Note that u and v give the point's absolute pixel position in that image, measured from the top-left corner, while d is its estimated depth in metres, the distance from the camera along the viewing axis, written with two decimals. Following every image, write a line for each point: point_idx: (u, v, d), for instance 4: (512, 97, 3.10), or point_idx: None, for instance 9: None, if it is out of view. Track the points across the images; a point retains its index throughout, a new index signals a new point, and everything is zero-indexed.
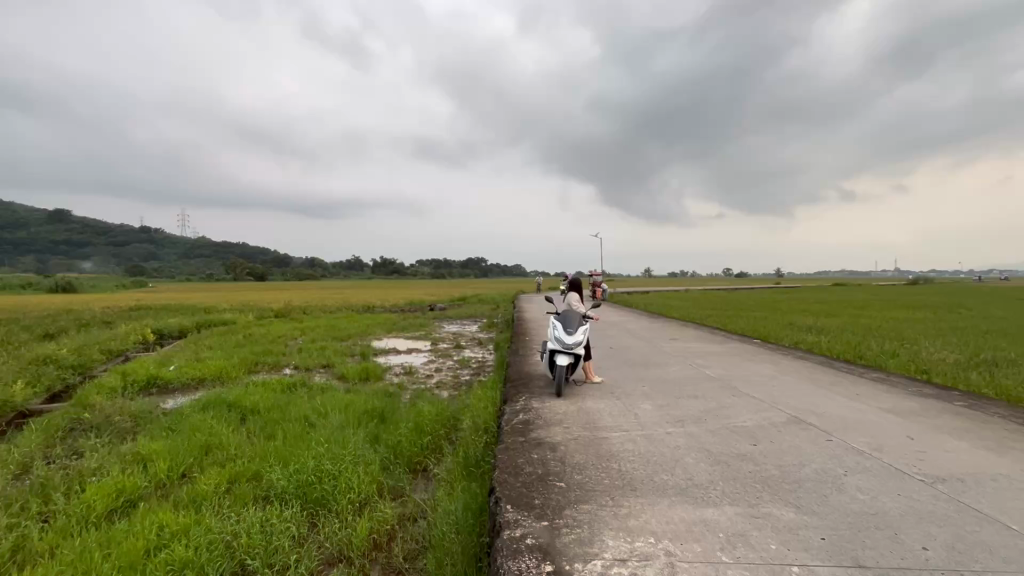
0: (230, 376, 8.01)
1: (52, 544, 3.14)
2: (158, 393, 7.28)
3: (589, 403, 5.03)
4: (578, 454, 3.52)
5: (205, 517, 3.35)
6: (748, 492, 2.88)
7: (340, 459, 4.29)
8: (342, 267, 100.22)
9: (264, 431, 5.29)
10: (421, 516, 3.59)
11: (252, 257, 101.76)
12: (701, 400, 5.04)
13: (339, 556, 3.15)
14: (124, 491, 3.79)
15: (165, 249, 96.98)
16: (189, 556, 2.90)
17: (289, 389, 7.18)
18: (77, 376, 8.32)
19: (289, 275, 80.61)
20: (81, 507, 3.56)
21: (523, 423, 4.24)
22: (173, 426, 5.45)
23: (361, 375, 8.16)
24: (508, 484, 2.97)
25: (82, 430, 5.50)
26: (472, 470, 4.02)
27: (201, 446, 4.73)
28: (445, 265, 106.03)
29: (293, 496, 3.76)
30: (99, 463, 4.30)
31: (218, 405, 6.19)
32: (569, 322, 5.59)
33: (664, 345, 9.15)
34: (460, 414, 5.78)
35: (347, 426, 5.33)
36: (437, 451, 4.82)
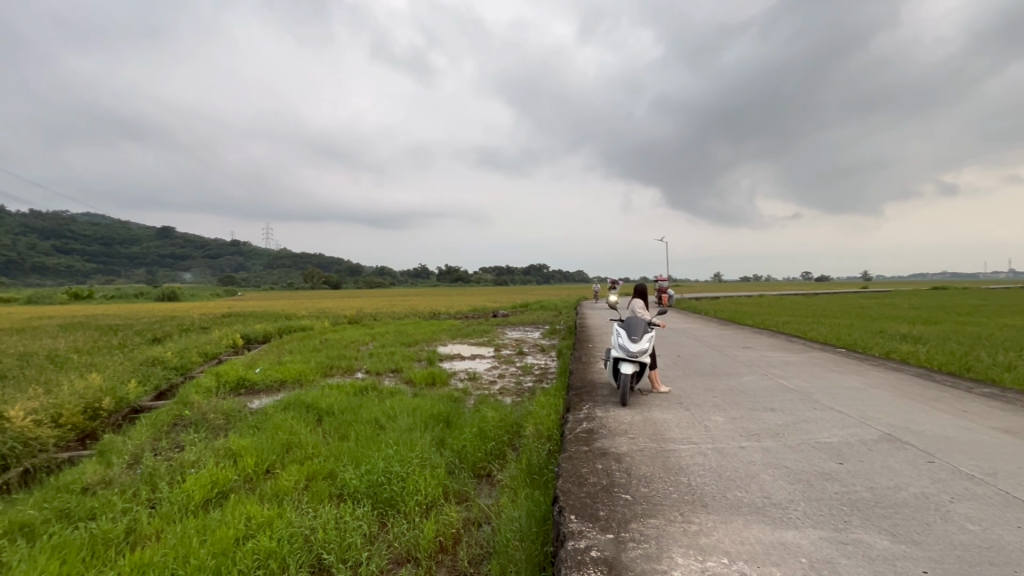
0: (308, 379, 8.55)
1: (157, 528, 3.48)
2: (246, 393, 7.92)
3: (655, 413, 4.86)
4: (644, 466, 3.41)
5: (286, 511, 3.58)
6: (834, 515, 2.65)
7: (407, 461, 4.44)
8: (410, 275, 103.92)
9: (339, 431, 5.59)
10: (485, 522, 3.62)
11: (328, 267, 108.29)
12: (779, 413, 4.72)
13: (407, 556, 3.25)
14: (217, 483, 4.14)
15: (253, 260, 105.50)
16: (273, 547, 3.12)
17: (360, 392, 7.56)
18: (180, 376, 9.26)
19: (360, 283, 84.69)
20: (183, 495, 3.93)
21: (587, 432, 4.17)
22: (258, 423, 5.90)
23: (427, 380, 8.42)
24: (572, 494, 2.93)
25: (182, 425, 6.11)
26: (535, 477, 4.02)
27: (282, 444, 5.08)
28: (508, 271, 107.11)
29: (364, 496, 3.94)
30: (196, 456, 4.73)
31: (298, 405, 6.62)
32: (633, 329, 5.45)
33: (736, 353, 8.69)
34: (523, 420, 5.79)
35: (414, 429, 5.52)
36: (500, 456, 4.87)
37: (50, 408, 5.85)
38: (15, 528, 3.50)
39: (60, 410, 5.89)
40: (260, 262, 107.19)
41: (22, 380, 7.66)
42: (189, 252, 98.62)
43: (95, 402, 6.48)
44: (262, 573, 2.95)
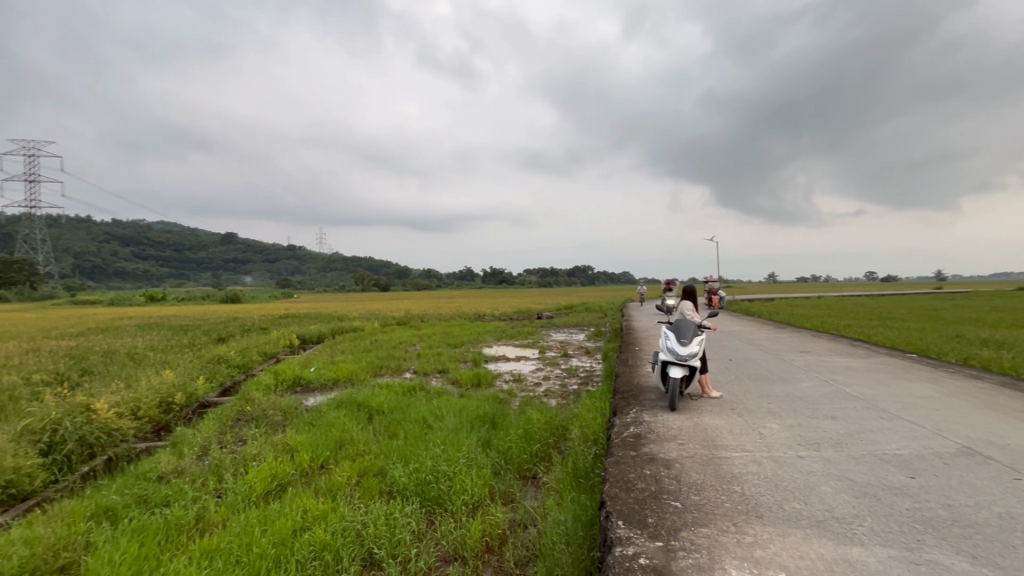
0: (359, 378, 8.87)
1: (223, 516, 3.71)
2: (302, 390, 8.31)
3: (706, 419, 4.70)
4: (694, 473, 3.31)
5: (340, 506, 3.73)
6: (905, 533, 2.48)
7: (454, 460, 4.52)
8: (455, 277, 105.52)
9: (389, 430, 5.76)
10: (531, 524, 3.63)
11: (377, 270, 111.72)
12: (841, 422, 4.46)
13: (454, 554, 3.31)
14: (276, 476, 4.37)
15: (308, 263, 110.39)
16: (328, 540, 3.25)
17: (409, 391, 7.76)
18: (242, 374, 9.83)
19: (408, 284, 86.89)
20: (246, 486, 4.17)
21: (634, 436, 4.09)
22: (314, 420, 6.17)
23: (473, 380, 8.53)
24: (619, 499, 2.88)
25: (245, 420, 6.47)
26: (581, 481, 3.99)
27: (336, 441, 5.28)
28: (552, 272, 106.74)
29: (413, 493, 4.04)
30: (258, 450, 5.00)
31: (350, 403, 6.88)
32: (683, 331, 5.31)
33: (793, 358, 8.27)
34: (569, 422, 5.76)
35: (460, 429, 5.61)
36: (546, 459, 4.87)
37: (131, 401, 6.36)
38: (101, 511, 3.83)
39: (140, 403, 6.39)
40: (314, 265, 112.01)
41: (107, 375, 8.38)
42: (250, 257, 104.49)
43: (169, 396, 6.98)
44: (318, 564, 3.09)
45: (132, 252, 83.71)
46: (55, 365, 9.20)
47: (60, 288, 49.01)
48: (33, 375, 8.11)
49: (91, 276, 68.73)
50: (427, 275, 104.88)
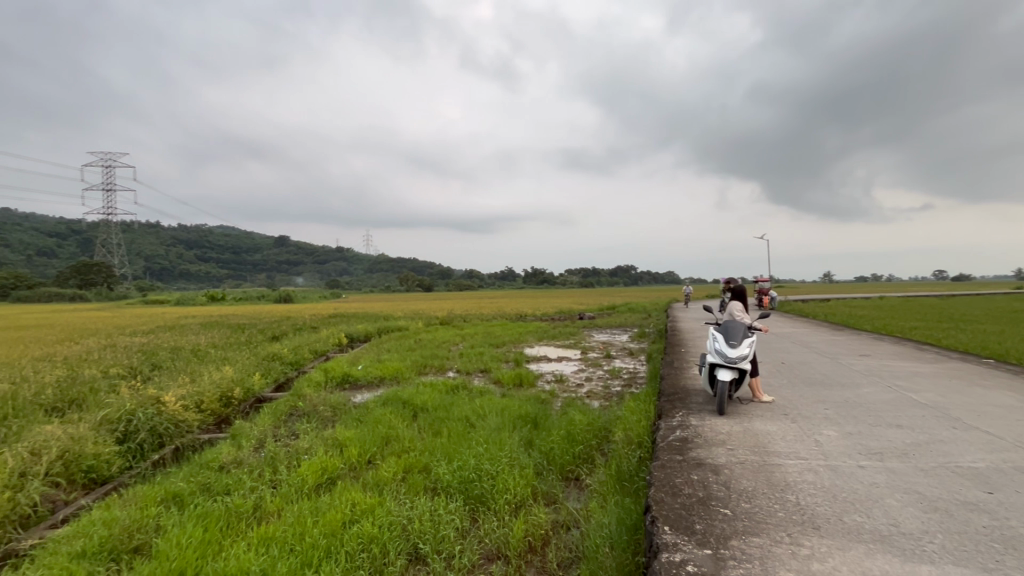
0: (404, 377, 9.08)
1: (278, 506, 3.89)
2: (350, 387, 8.61)
3: (756, 424, 4.52)
4: (745, 480, 3.19)
5: (386, 500, 3.83)
6: (981, 552, 2.29)
7: (496, 460, 4.55)
8: (497, 277, 106.21)
9: (433, 428, 5.86)
10: (574, 526, 3.60)
11: (421, 271, 113.99)
12: (907, 431, 4.18)
13: (497, 553, 3.33)
14: (327, 469, 4.54)
15: (355, 264, 114.09)
16: (375, 534, 3.35)
17: (452, 390, 7.89)
18: (294, 370, 10.26)
19: (451, 285, 88.24)
20: (299, 478, 4.35)
21: (681, 440, 3.98)
22: (361, 416, 6.37)
23: (515, 380, 8.56)
24: (665, 504, 2.81)
25: (297, 415, 6.76)
26: (626, 484, 3.93)
27: (382, 437, 5.44)
28: (594, 272, 105.52)
29: (456, 491, 4.09)
30: (309, 444, 5.21)
31: (395, 401, 7.06)
32: (732, 333, 5.13)
33: (852, 362, 7.82)
34: (612, 424, 5.68)
35: (502, 428, 5.65)
36: (589, 461, 4.82)
37: (195, 394, 6.77)
38: (169, 497, 4.11)
39: (203, 396, 6.80)
40: (361, 266, 115.62)
41: (174, 370, 8.96)
42: (301, 259, 109.04)
43: (228, 391, 7.39)
44: (366, 555, 3.18)
45: (195, 254, 89.22)
46: (128, 360, 9.92)
47: (133, 289, 52.91)
48: (111, 368, 8.79)
49: (160, 277, 73.75)
50: (469, 275, 106.09)
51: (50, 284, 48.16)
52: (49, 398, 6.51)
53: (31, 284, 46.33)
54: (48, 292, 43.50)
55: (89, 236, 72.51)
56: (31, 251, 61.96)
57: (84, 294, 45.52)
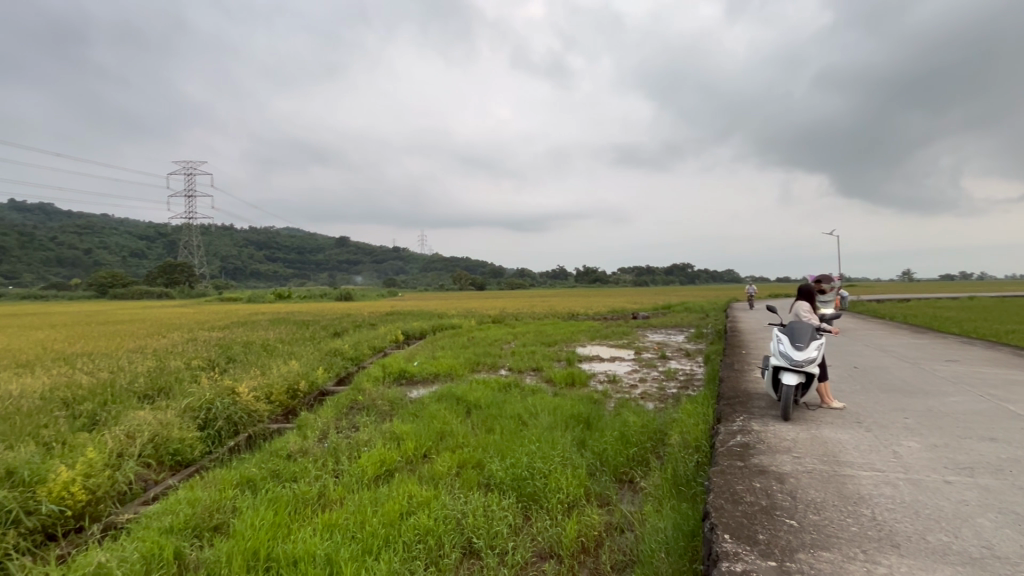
0: (458, 373, 9.26)
1: (340, 495, 4.08)
2: (407, 382, 8.90)
3: (825, 432, 4.25)
4: (813, 490, 3.01)
5: (441, 494, 3.93)
6: None
7: (549, 459, 4.55)
8: (548, 275, 105.95)
9: (486, 424, 5.94)
10: (628, 529, 3.54)
11: (473, 269, 115.56)
12: (1002, 445, 3.79)
13: (550, 552, 3.34)
14: (385, 462, 4.72)
15: (411, 263, 117.40)
16: (431, 526, 3.44)
17: (504, 387, 7.97)
18: (354, 365, 10.73)
19: (502, 284, 88.87)
20: (360, 469, 4.55)
21: (742, 446, 3.81)
22: (417, 411, 6.58)
23: (567, 379, 8.52)
24: (725, 511, 2.70)
25: (358, 408, 7.07)
26: (682, 490, 3.82)
27: (437, 432, 5.58)
28: (648, 270, 102.93)
29: (509, 488, 4.13)
30: (369, 437, 5.43)
31: (450, 397, 7.22)
32: (798, 335, 4.84)
33: (937, 367, 7.18)
34: (668, 427, 5.53)
35: (555, 427, 5.64)
36: (644, 464, 4.72)
37: (266, 386, 7.22)
38: (244, 481, 4.41)
39: (272, 388, 7.24)
40: (416, 266, 118.86)
41: (247, 363, 9.61)
42: (360, 258, 113.59)
43: (295, 383, 7.85)
44: (423, 547, 3.28)
45: (265, 255, 95.09)
46: (208, 353, 10.73)
47: (211, 287, 57.16)
48: (193, 360, 9.55)
49: (234, 276, 79.22)
50: (521, 274, 106.51)
51: (141, 283, 52.94)
52: (142, 386, 7.18)
53: (125, 282, 51.11)
54: (140, 291, 47.78)
55: (174, 240, 79.03)
56: (125, 253, 68.32)
57: (170, 292, 49.62)
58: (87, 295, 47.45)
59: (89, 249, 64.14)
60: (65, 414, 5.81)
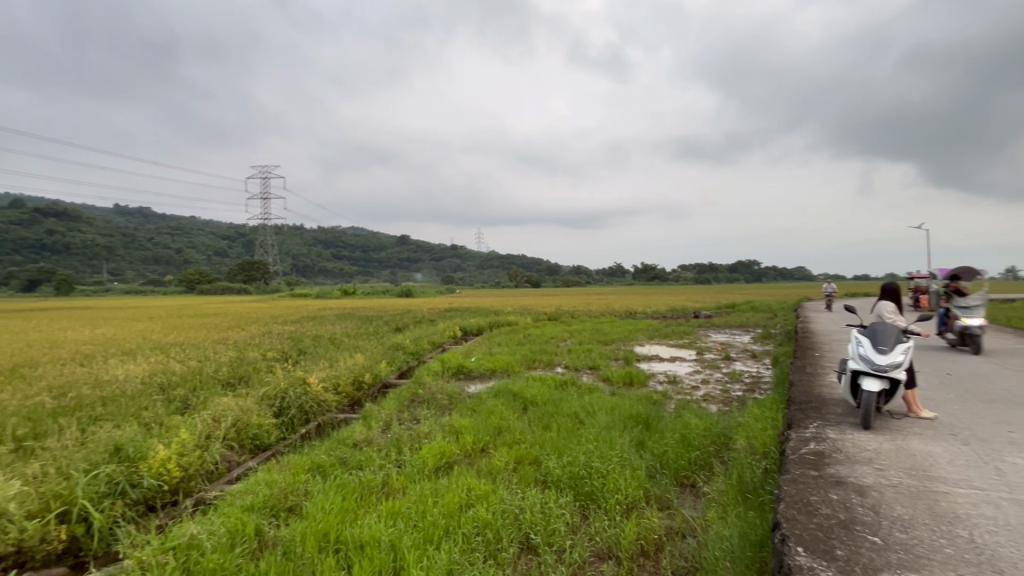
0: (515, 370, 9.34)
1: (403, 484, 4.23)
2: (465, 377, 9.08)
3: (912, 444, 3.90)
4: (899, 506, 2.78)
5: (499, 489, 3.98)
6: None
7: (607, 459, 4.49)
8: (605, 272, 104.32)
9: (542, 422, 5.95)
10: (691, 535, 3.43)
11: (529, 267, 115.84)
12: None
13: (608, 553, 3.30)
14: (445, 454, 4.84)
15: (467, 261, 119.46)
16: (490, 520, 3.50)
17: (561, 384, 7.96)
18: (414, 360, 11.09)
19: (558, 282, 88.47)
20: (421, 460, 4.70)
21: (815, 454, 3.58)
22: (475, 406, 6.70)
23: (625, 379, 8.36)
24: (798, 523, 2.55)
25: (419, 401, 7.31)
26: (749, 497, 3.64)
27: (495, 427, 5.66)
28: (711, 267, 98.77)
29: (567, 486, 4.12)
30: (429, 429, 5.59)
31: (507, 393, 7.30)
32: (882, 338, 4.49)
33: None
34: (732, 431, 5.28)
35: (613, 427, 5.55)
36: (707, 468, 4.54)
37: (333, 377, 7.62)
38: (315, 467, 4.68)
39: (340, 380, 7.62)
40: (473, 263, 120.78)
41: (316, 355, 10.19)
42: (420, 256, 116.98)
43: (360, 376, 8.22)
44: (481, 539, 3.34)
45: (332, 253, 100.14)
46: (281, 345, 11.46)
47: (285, 284, 60.99)
48: (269, 352, 10.25)
49: (304, 274, 84.13)
50: (576, 272, 105.62)
51: (223, 279, 57.34)
52: (225, 375, 7.79)
53: (210, 279, 55.57)
54: (223, 287, 51.77)
55: (252, 239, 85.01)
56: (210, 252, 74.23)
57: (248, 289, 53.43)
58: (178, 291, 52.04)
59: (180, 248, 70.29)
60: (162, 398, 6.42)
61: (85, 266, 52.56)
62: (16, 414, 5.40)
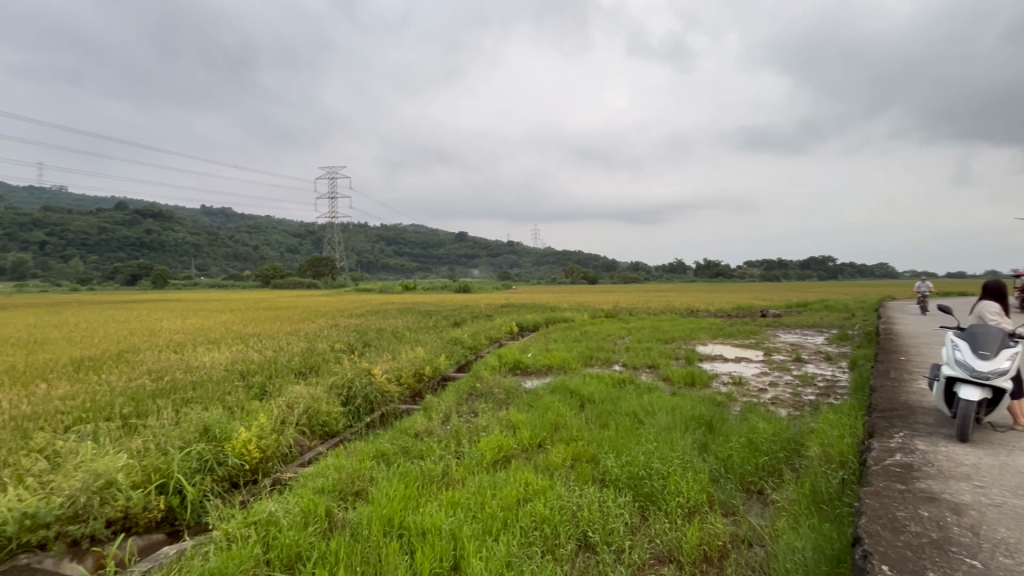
0: (571, 366, 9.28)
1: (462, 475, 4.33)
2: (521, 372, 9.15)
3: (1019, 461, 3.50)
4: (1002, 528, 2.51)
5: (557, 485, 3.97)
6: None
7: (668, 460, 4.37)
8: (664, 268, 101.24)
9: (600, 419, 5.88)
10: (758, 544, 3.28)
11: (585, 263, 114.55)
12: None
13: (669, 556, 3.21)
14: (502, 448, 4.90)
15: (523, 257, 119.88)
16: (547, 516, 3.50)
17: (619, 382, 7.83)
18: (472, 354, 11.30)
19: (616, 278, 86.83)
20: (479, 453, 4.78)
21: (902, 467, 3.30)
22: (532, 401, 6.73)
23: (686, 379, 8.09)
24: (883, 539, 2.36)
25: (477, 394, 7.44)
26: (823, 508, 3.42)
27: (552, 424, 5.66)
28: (779, 263, 93.27)
29: (625, 485, 4.05)
30: (487, 423, 5.67)
31: (564, 389, 7.27)
32: (983, 342, 4.05)
33: None
34: (805, 437, 4.97)
35: (673, 428, 5.39)
36: (776, 475, 4.31)
37: (396, 369, 7.90)
38: (379, 454, 4.88)
39: (402, 371, 7.90)
40: (529, 259, 121.07)
41: (379, 348, 10.61)
42: (477, 253, 118.75)
43: (421, 368, 8.49)
44: (539, 534, 3.36)
45: (393, 250, 103.77)
46: (347, 337, 12.02)
47: (350, 279, 63.96)
48: (336, 343, 10.80)
49: (367, 269, 87.88)
50: (635, 268, 103.19)
51: (295, 275, 60.98)
52: (297, 364, 8.30)
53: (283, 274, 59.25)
54: (295, 281, 55.07)
55: (321, 237, 89.78)
56: (283, 249, 79.16)
57: (317, 284, 56.48)
58: (255, 286, 55.89)
59: (257, 246, 75.41)
60: (243, 384, 6.95)
61: (176, 262, 57.63)
62: (122, 394, 6.04)
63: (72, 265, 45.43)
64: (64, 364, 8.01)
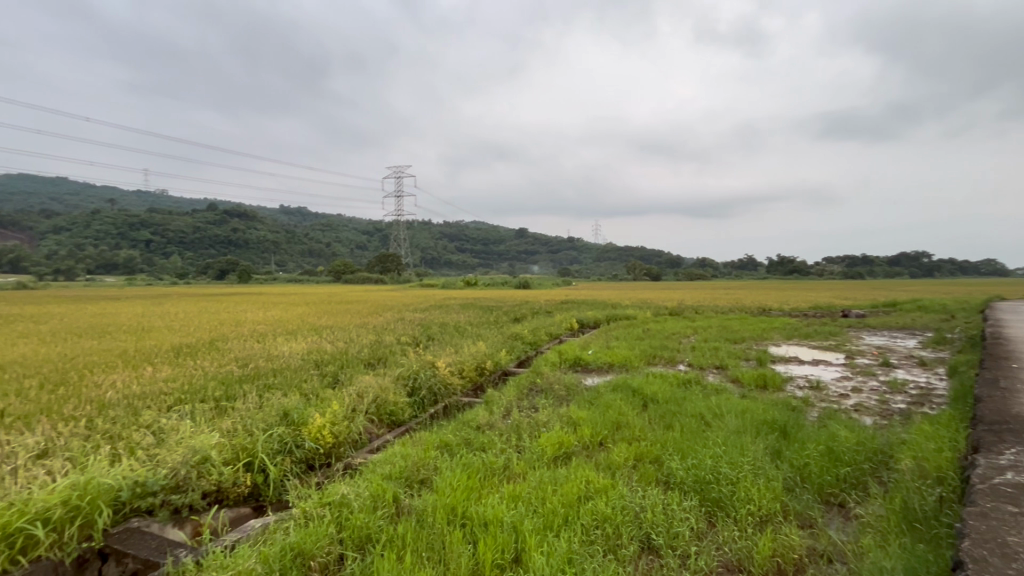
0: (633, 364, 9.07)
1: (523, 470, 4.36)
2: (581, 369, 9.07)
3: None
4: None
5: (619, 484, 3.91)
6: None
7: (738, 466, 4.16)
8: (733, 265, 96.37)
9: (664, 420, 5.70)
10: (839, 560, 3.05)
11: (648, 259, 111.40)
12: None
13: (738, 565, 3.06)
14: (563, 445, 4.88)
15: (583, 253, 118.52)
16: (609, 515, 3.46)
17: (684, 382, 7.56)
18: (532, 349, 11.33)
19: (680, 274, 83.80)
20: (539, 449, 4.79)
21: (1014, 486, 2.95)
22: (593, 399, 6.66)
23: (758, 381, 7.68)
24: (990, 566, 2.13)
25: (537, 390, 7.46)
26: (917, 527, 3.13)
27: (614, 423, 5.56)
28: (864, 260, 86.04)
29: (691, 489, 3.91)
30: (547, 419, 5.67)
31: (626, 388, 7.13)
32: None
33: None
34: (894, 448, 4.57)
35: (743, 432, 5.13)
36: (860, 488, 3.99)
37: (458, 362, 8.09)
38: (442, 445, 5.02)
39: (464, 365, 8.07)
40: (589, 255, 119.54)
41: (442, 341, 10.89)
42: (536, 249, 118.78)
43: (482, 362, 8.62)
44: (601, 533, 3.31)
45: (455, 247, 106.05)
46: (412, 331, 12.43)
47: (414, 275, 66.10)
48: (402, 337, 11.21)
49: (430, 266, 90.48)
50: (701, 265, 99.02)
51: (363, 271, 63.84)
52: (366, 355, 8.70)
53: (352, 270, 62.23)
54: (364, 277, 57.75)
55: (387, 234, 93.49)
56: (352, 246, 83.05)
57: (384, 279, 58.92)
58: (328, 281, 59.10)
59: (329, 243, 79.70)
60: (318, 372, 7.40)
61: (259, 258, 62.03)
62: (214, 378, 6.63)
63: (171, 261, 50.16)
64: (166, 350, 8.89)
